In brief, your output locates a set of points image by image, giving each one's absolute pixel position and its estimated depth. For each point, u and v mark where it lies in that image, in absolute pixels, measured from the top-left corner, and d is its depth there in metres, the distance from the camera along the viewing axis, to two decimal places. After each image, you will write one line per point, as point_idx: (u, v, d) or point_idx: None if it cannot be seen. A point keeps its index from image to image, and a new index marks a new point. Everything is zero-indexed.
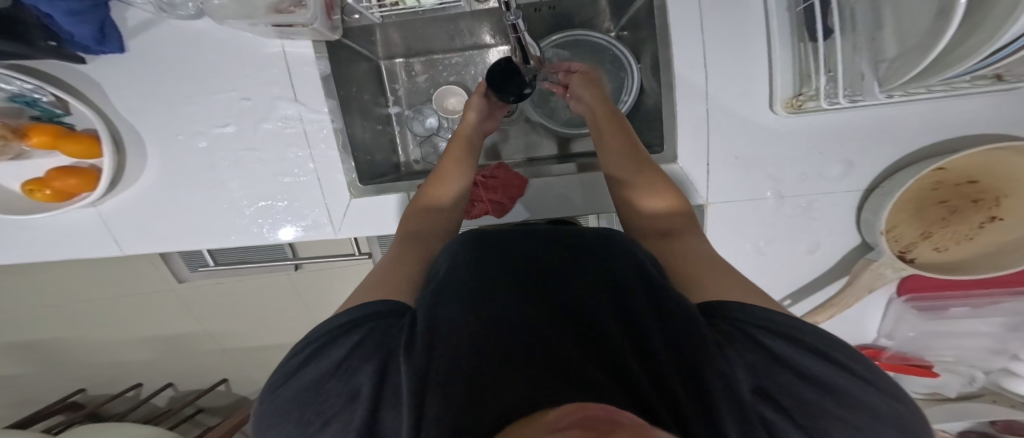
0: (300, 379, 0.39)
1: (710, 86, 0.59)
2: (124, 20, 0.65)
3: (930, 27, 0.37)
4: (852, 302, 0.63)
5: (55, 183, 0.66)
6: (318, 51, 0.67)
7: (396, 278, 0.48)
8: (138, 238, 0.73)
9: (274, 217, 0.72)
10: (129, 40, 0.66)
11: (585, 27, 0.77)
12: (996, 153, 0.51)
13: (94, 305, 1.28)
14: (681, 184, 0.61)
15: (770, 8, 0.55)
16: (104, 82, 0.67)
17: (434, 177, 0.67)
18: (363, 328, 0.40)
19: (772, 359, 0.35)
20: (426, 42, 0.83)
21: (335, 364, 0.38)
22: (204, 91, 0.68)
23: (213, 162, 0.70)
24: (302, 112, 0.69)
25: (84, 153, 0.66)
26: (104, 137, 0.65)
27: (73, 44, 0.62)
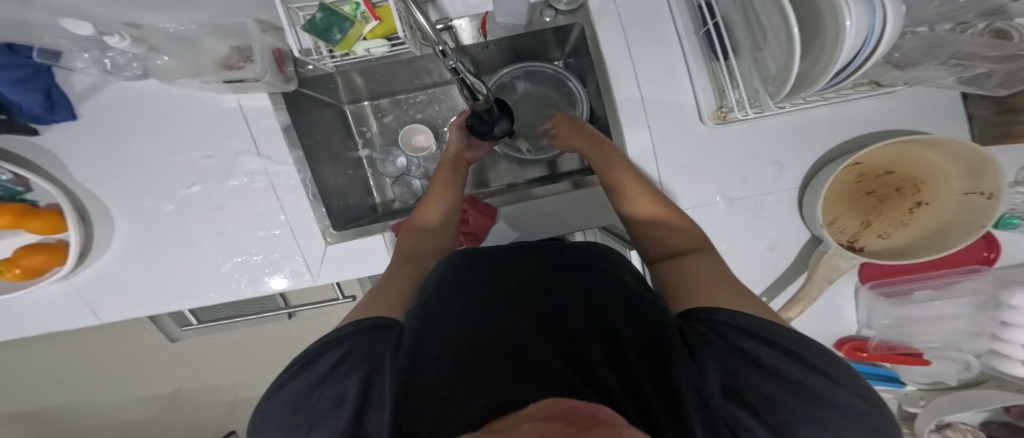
0: (294, 388, 0.40)
1: (647, 103, 0.63)
2: (70, 85, 0.67)
3: (786, 49, 0.39)
4: (816, 294, 0.62)
5: (24, 261, 0.66)
6: (277, 104, 0.69)
7: (384, 295, 0.49)
8: (114, 306, 0.73)
9: (249, 270, 0.72)
10: (78, 106, 0.68)
11: (536, 57, 0.78)
12: (904, 144, 0.56)
13: (78, 375, 1.26)
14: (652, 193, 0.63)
15: (682, 29, 0.60)
16: (67, 158, 0.69)
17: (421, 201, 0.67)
18: (354, 340, 0.41)
19: (738, 355, 0.36)
20: (390, 86, 0.87)
21: (324, 373, 0.39)
22: (168, 153, 0.70)
23: (183, 223, 0.71)
24: (268, 166, 0.71)
25: (48, 228, 0.67)
26: (68, 213, 0.65)
27: (22, 116, 0.64)
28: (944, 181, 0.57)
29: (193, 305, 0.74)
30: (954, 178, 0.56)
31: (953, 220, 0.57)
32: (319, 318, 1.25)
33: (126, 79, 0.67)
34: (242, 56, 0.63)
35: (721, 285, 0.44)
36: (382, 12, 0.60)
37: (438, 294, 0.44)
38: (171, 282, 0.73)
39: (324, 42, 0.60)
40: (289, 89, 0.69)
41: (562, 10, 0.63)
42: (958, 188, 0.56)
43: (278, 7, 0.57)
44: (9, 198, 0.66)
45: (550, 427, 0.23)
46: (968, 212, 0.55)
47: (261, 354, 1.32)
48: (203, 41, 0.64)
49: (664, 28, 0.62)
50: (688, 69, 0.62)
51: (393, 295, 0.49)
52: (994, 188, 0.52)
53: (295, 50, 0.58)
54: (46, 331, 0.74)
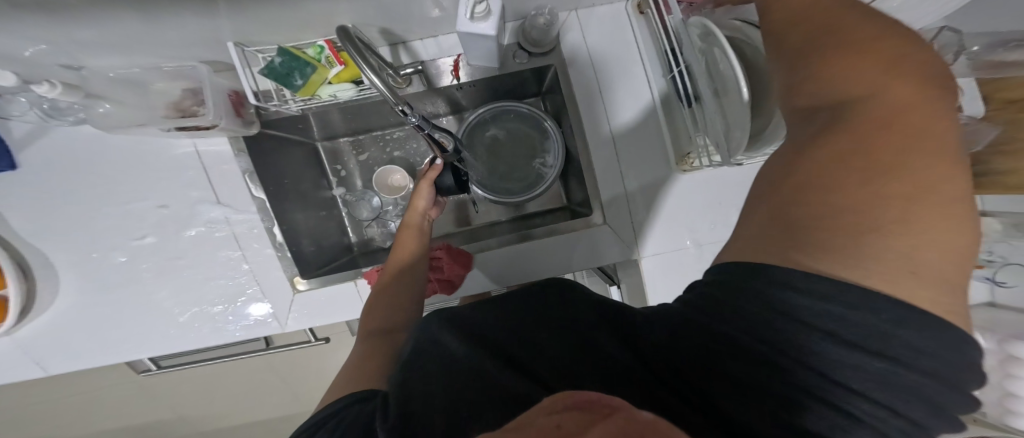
0: None
1: (618, 147, 0.61)
2: (10, 131, 0.63)
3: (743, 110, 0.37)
4: None
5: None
6: (238, 148, 0.66)
7: (355, 380, 0.44)
8: (64, 358, 0.67)
9: (210, 320, 0.68)
10: (19, 153, 0.64)
11: (510, 94, 0.76)
12: None
13: None
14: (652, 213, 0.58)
15: (650, 72, 0.59)
16: (9, 211, 0.64)
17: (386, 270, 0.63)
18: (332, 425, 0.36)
19: (853, 325, 0.24)
20: (364, 122, 0.84)
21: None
22: (120, 203, 0.66)
23: (137, 276, 0.67)
24: (228, 215, 0.67)
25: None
26: (7, 269, 0.60)
27: None
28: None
29: (154, 355, 0.69)
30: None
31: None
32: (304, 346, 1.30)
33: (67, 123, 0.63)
34: (196, 99, 0.60)
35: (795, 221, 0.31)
36: (347, 56, 0.58)
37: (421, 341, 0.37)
38: (126, 333, 0.67)
39: (285, 88, 0.57)
40: (250, 132, 0.65)
41: (534, 52, 0.62)
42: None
43: (232, 51, 0.55)
44: None
45: (565, 423, 0.19)
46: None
47: (241, 383, 1.33)
48: (151, 83, 0.60)
49: (636, 70, 0.60)
50: (657, 111, 0.60)
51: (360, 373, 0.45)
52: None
53: (250, 95, 0.55)
54: None
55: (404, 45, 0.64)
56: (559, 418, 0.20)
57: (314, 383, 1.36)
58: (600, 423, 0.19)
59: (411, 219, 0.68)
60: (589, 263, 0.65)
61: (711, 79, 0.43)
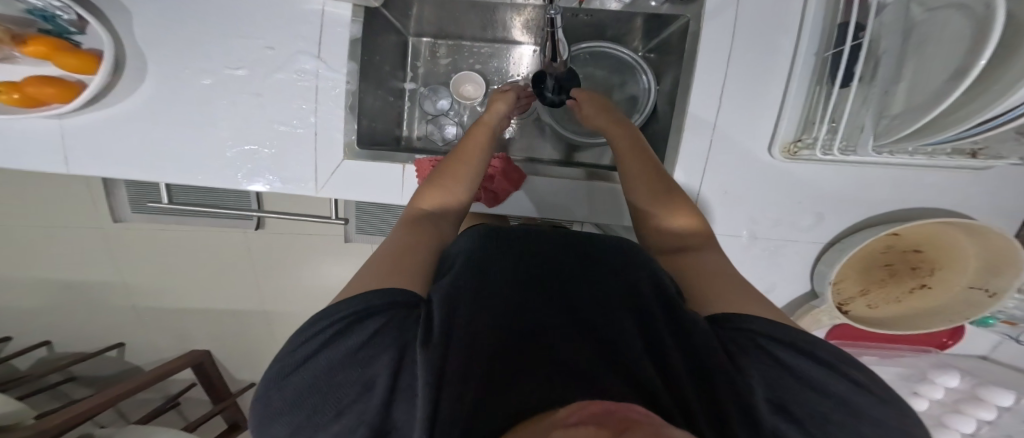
0: (312, 367, 0.36)
1: (721, 116, 0.62)
2: None
3: (940, 86, 0.36)
4: None
5: (30, 89, 0.57)
6: (355, 16, 0.64)
7: (403, 264, 0.46)
8: (98, 161, 0.65)
9: (252, 164, 0.66)
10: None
11: (615, 41, 0.77)
12: (944, 229, 0.58)
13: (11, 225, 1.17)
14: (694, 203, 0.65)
15: (801, 48, 0.57)
16: (133, 13, 0.61)
17: (448, 162, 0.64)
18: (378, 318, 0.37)
19: None
20: (459, 27, 0.82)
21: (348, 353, 0.36)
22: (212, 17, 0.63)
23: (210, 100, 0.64)
24: (320, 69, 0.65)
25: (76, 65, 0.57)
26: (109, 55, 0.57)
27: None
28: (956, 272, 0.61)
29: (177, 182, 0.67)
30: (968, 271, 0.60)
31: (944, 308, 0.63)
32: (289, 237, 1.26)
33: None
34: None
35: (762, 302, 0.44)
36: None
37: (466, 273, 0.43)
38: (165, 154, 0.65)
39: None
40: (373, 5, 0.64)
41: None
42: (967, 280, 0.61)
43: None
44: (59, 36, 0.59)
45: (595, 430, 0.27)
46: (965, 303, 0.61)
47: (211, 259, 1.30)
48: None
49: (784, 46, 0.59)
50: (785, 92, 0.60)
51: (409, 261, 0.46)
52: (1000, 289, 0.57)
53: None
54: (9, 164, 0.64)
55: None
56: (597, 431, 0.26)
57: (286, 284, 1.34)
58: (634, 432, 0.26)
59: (485, 118, 0.69)
60: (613, 218, 0.73)
61: (890, 59, 0.43)
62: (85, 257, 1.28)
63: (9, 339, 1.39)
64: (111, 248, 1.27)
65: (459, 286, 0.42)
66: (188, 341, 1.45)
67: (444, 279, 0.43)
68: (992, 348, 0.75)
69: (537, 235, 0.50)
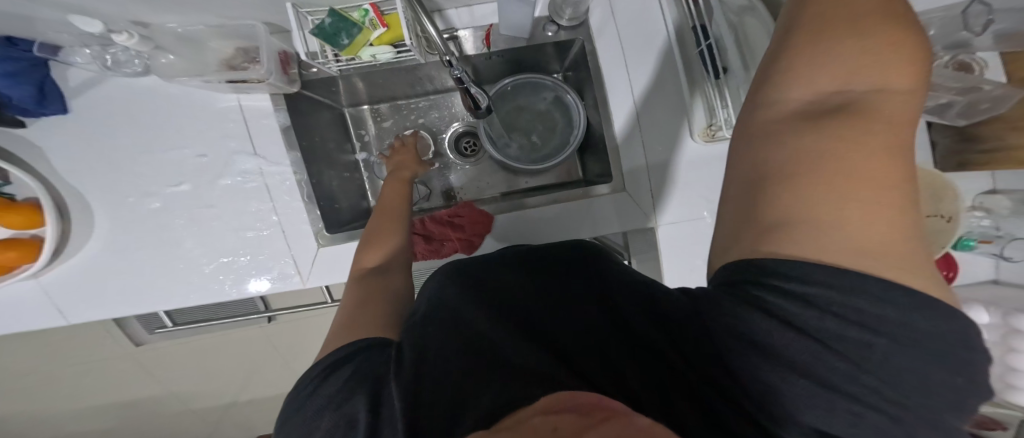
0: (305, 412, 0.38)
1: (642, 114, 0.65)
2: (65, 79, 0.66)
3: None
4: None
5: None
6: (276, 104, 0.70)
7: (368, 320, 0.47)
8: (88, 305, 0.70)
9: (238, 272, 0.71)
10: (72, 99, 0.67)
11: (536, 68, 0.80)
12: None
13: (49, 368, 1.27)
14: (651, 199, 0.66)
15: (676, 49, 0.63)
16: (44, 145, 0.67)
17: (377, 219, 0.67)
18: (353, 363, 0.40)
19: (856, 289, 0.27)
20: (389, 90, 0.87)
21: (329, 399, 0.37)
22: (156, 148, 0.69)
23: (167, 221, 0.70)
24: (262, 167, 0.70)
25: (22, 222, 0.63)
26: (47, 205, 0.63)
27: (12, 108, 0.63)
28: None
29: (174, 307, 0.72)
30: None
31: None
32: (303, 323, 1.32)
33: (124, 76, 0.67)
34: (248, 57, 0.62)
35: None
36: (390, 19, 0.60)
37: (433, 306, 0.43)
38: (157, 283, 0.71)
39: (331, 46, 0.60)
40: (290, 90, 0.69)
41: (563, 25, 0.66)
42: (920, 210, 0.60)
43: (288, 12, 0.58)
44: None
45: (568, 420, 0.24)
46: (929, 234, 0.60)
47: (236, 357, 1.36)
48: (207, 41, 0.63)
49: (664, 47, 0.64)
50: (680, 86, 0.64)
51: (371, 315, 0.48)
52: (953, 211, 0.57)
53: (302, 54, 0.59)
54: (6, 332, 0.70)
55: (439, 13, 0.67)
56: (564, 416, 0.24)
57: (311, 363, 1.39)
58: (606, 422, 0.23)
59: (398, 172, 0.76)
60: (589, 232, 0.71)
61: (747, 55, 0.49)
62: (119, 382, 1.35)
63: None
64: (139, 369, 1.34)
65: (425, 319, 0.42)
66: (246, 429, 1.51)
67: (411, 322, 0.43)
68: (997, 271, 0.69)
69: (496, 254, 0.52)
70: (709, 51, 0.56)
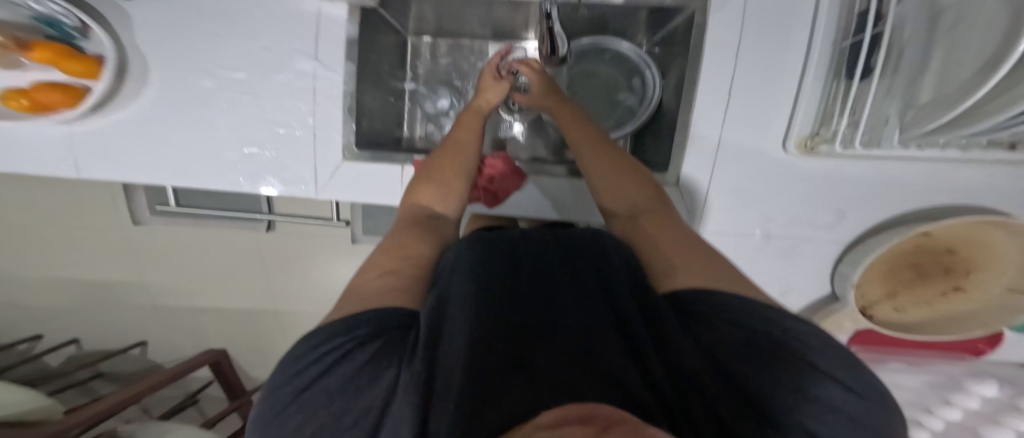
0: (294, 412, 0.27)
1: (733, 109, 0.60)
2: None
3: (970, 77, 0.35)
4: None
5: (40, 96, 0.60)
6: (350, 16, 0.63)
7: (387, 274, 0.39)
8: (115, 167, 0.67)
9: (272, 174, 0.67)
10: None
11: (619, 34, 0.74)
12: (980, 227, 0.54)
13: (42, 223, 1.25)
14: (695, 202, 0.63)
15: (817, 36, 0.54)
16: (132, 14, 0.61)
17: (434, 160, 0.59)
18: (350, 339, 0.29)
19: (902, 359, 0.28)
20: (459, 25, 0.80)
21: (328, 388, 0.27)
22: (191, 12, 0.62)
23: (204, 101, 0.65)
24: (316, 71, 0.64)
25: (79, 72, 0.59)
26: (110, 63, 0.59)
27: None
28: (995, 273, 0.58)
29: (188, 187, 0.69)
30: (1008, 274, 0.57)
31: (977, 309, 0.61)
32: (298, 244, 1.26)
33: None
34: None
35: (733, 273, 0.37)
36: None
37: (452, 278, 0.35)
38: (187, 162, 0.67)
39: None
40: (372, 5, 0.63)
41: None
42: (1005, 283, 0.58)
43: None
44: (63, 41, 0.59)
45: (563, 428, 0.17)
46: (998, 309, 0.59)
47: (221, 263, 1.32)
48: None
49: (795, 36, 0.55)
50: (799, 87, 0.57)
51: (407, 262, 0.41)
52: None
53: None
54: (31, 173, 0.68)
55: None
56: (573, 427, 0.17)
57: (297, 287, 1.35)
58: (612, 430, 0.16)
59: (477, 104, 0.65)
60: None
61: (917, 61, 0.43)
62: (102, 259, 1.32)
63: (39, 336, 1.43)
64: (125, 250, 1.30)
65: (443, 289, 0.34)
66: (209, 338, 1.47)
67: (429, 291, 0.35)
68: None
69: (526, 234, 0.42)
70: (856, 48, 0.49)
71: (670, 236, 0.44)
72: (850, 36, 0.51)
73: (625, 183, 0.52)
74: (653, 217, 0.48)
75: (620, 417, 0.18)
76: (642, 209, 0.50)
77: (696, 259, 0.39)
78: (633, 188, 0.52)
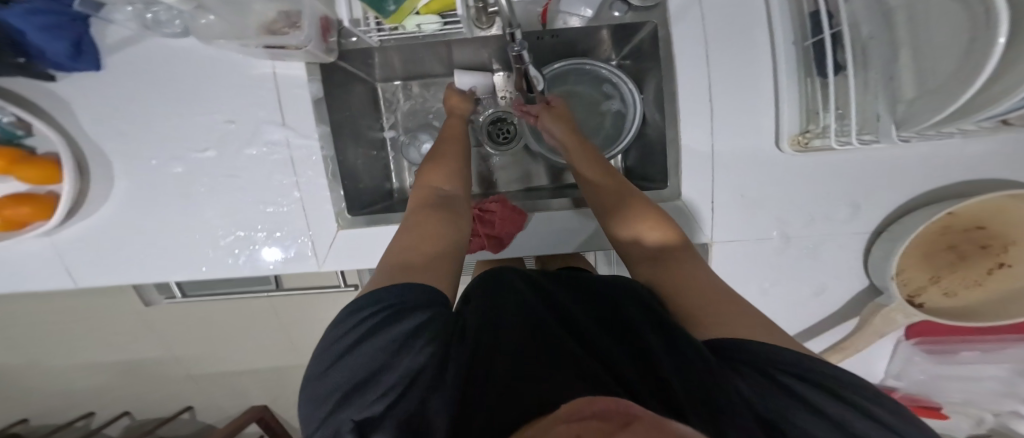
0: (359, 353, 0.36)
1: (717, 115, 0.57)
2: (103, 37, 0.61)
3: (957, 65, 0.34)
4: (863, 346, 0.63)
5: (4, 210, 0.60)
6: (310, 74, 0.64)
7: (417, 259, 0.46)
8: (102, 268, 0.67)
9: (263, 247, 0.67)
10: (108, 57, 0.62)
11: (588, 54, 0.73)
12: (1002, 200, 0.51)
13: (67, 316, 1.28)
14: (692, 217, 0.61)
15: (778, 39, 0.54)
16: (80, 106, 0.63)
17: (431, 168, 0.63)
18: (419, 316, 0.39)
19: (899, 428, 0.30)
20: (423, 65, 0.79)
21: (386, 348, 0.36)
22: (167, 103, 0.64)
23: (189, 190, 0.66)
24: (291, 139, 0.65)
25: (40, 177, 0.60)
26: (66, 163, 0.59)
27: (42, 61, 0.58)
28: None
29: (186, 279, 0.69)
30: None
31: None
32: (313, 301, 1.27)
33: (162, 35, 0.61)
34: (286, 21, 0.56)
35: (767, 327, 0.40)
36: None
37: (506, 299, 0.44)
38: (176, 249, 0.67)
39: (375, 12, 0.54)
40: (329, 60, 0.65)
41: (634, 5, 0.59)
42: None
43: None
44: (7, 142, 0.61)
45: (582, 425, 0.19)
46: None
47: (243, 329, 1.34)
48: None
49: (760, 36, 0.55)
50: (776, 90, 0.56)
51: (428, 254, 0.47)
52: None
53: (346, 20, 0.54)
54: (28, 290, 0.68)
55: None
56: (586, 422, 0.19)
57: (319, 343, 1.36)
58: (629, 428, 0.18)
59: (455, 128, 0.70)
60: None
61: (890, 53, 0.42)
62: (131, 341, 1.34)
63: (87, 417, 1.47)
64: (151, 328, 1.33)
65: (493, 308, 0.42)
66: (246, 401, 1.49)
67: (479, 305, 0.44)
68: None
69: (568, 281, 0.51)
70: (820, 45, 0.48)
71: (694, 280, 0.48)
72: (807, 37, 0.50)
73: (642, 227, 0.56)
74: (675, 264, 0.51)
75: (628, 413, 0.20)
76: (671, 248, 0.53)
77: (733, 310, 0.42)
78: (651, 231, 0.56)
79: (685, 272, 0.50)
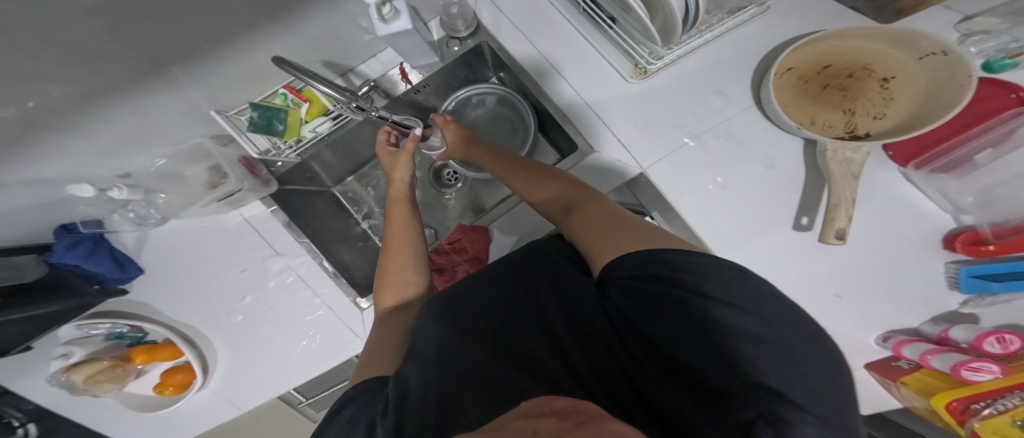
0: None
1: (577, 82, 0.71)
2: (125, 244, 0.81)
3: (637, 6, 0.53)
4: (850, 194, 0.61)
5: (169, 381, 0.81)
6: (270, 206, 0.82)
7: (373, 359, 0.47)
8: (219, 414, 0.82)
9: (315, 352, 0.79)
10: (141, 259, 0.82)
11: (469, 83, 0.86)
12: (814, 43, 0.66)
13: None
14: (609, 164, 0.68)
15: (569, 17, 0.72)
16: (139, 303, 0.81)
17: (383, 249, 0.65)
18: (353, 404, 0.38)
19: (793, 325, 0.31)
20: (357, 156, 0.95)
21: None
22: (197, 276, 0.82)
23: (249, 329, 0.81)
24: (289, 262, 0.81)
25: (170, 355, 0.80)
26: (179, 341, 0.77)
27: (109, 281, 0.79)
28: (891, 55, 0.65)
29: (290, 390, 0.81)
30: (898, 51, 0.64)
31: (930, 80, 0.61)
32: None
33: (155, 226, 0.82)
34: (218, 174, 0.78)
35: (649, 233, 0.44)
36: (308, 96, 0.80)
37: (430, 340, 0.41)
38: (263, 375, 0.81)
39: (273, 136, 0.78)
40: (270, 189, 0.81)
41: (463, 37, 0.75)
42: (913, 56, 0.63)
43: (221, 120, 0.75)
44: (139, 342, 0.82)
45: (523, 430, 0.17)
46: (937, 70, 0.61)
47: None
48: (186, 174, 0.80)
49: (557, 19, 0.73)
50: (596, 47, 0.72)
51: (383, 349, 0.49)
52: (937, 44, 0.58)
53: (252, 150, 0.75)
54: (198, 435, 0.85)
55: (354, 71, 0.83)
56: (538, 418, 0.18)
57: None
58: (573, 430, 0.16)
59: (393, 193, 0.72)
60: None
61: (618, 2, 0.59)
62: None
63: None
64: None
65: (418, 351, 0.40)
66: None
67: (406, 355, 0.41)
68: None
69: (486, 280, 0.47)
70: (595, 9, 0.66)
71: (595, 217, 0.51)
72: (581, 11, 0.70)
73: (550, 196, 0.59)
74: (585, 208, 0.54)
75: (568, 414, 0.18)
76: (578, 200, 0.56)
77: (631, 236, 0.44)
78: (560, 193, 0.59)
79: (588, 213, 0.52)
